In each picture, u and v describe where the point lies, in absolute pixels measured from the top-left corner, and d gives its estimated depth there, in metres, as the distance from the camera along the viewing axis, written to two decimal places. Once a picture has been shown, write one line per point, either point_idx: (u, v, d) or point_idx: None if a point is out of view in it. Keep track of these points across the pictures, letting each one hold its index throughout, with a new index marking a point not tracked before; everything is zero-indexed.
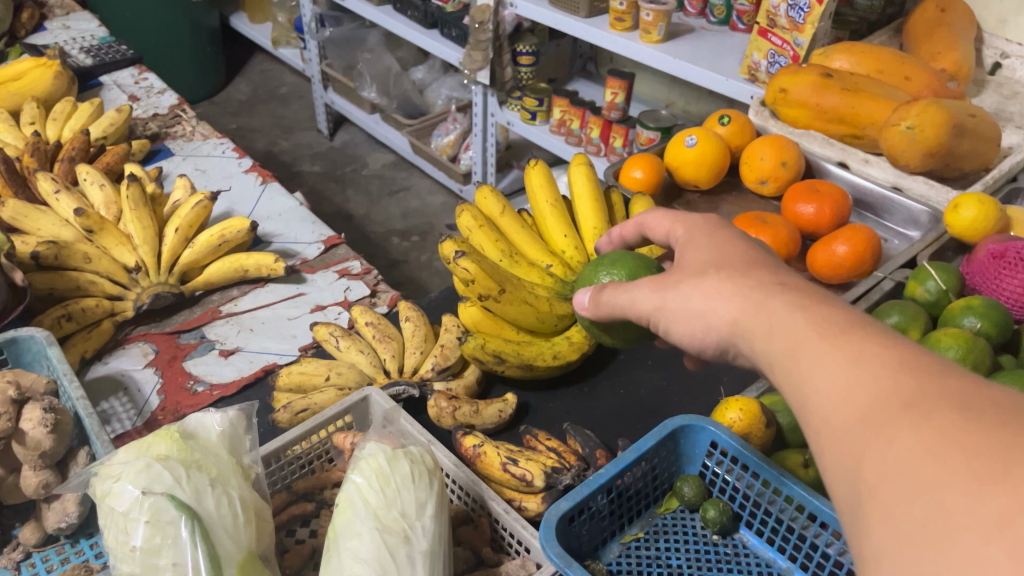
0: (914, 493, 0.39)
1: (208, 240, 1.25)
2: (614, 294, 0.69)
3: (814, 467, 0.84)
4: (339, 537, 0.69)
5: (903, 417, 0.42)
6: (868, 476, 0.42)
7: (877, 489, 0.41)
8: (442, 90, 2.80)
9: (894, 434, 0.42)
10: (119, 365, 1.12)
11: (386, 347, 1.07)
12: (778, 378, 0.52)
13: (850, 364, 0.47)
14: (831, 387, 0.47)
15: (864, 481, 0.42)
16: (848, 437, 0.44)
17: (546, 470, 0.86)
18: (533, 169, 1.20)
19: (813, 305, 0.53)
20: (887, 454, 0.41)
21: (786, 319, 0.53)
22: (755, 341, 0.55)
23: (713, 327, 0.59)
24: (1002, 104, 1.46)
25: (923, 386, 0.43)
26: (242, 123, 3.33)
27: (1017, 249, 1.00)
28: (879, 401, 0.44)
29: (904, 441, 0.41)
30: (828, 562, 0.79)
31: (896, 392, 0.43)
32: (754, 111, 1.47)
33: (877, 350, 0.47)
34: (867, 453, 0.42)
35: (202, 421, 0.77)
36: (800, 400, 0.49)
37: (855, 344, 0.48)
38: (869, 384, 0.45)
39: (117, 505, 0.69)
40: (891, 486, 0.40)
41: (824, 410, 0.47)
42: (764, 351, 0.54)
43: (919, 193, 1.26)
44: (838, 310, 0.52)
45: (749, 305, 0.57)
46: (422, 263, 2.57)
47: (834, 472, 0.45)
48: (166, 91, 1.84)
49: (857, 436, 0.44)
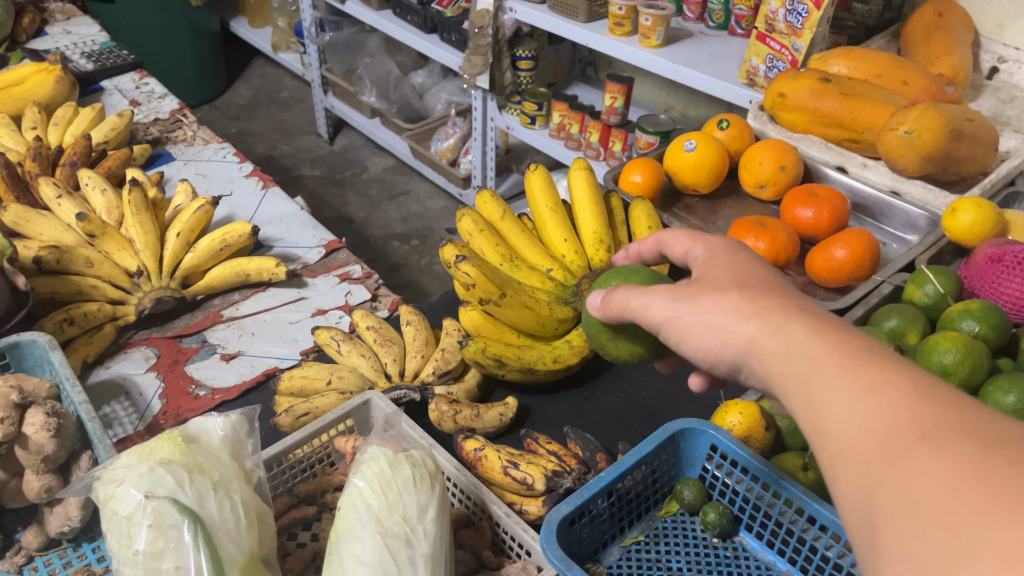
0: (932, 525, 0.38)
1: (209, 245, 1.25)
2: (621, 298, 0.67)
3: (813, 470, 0.85)
4: (341, 540, 0.69)
5: (921, 447, 0.41)
6: (885, 505, 0.41)
7: (894, 520, 0.40)
8: (442, 94, 2.81)
9: (912, 464, 0.41)
10: (120, 370, 1.13)
11: (387, 351, 1.07)
12: (789, 398, 0.51)
13: (866, 389, 0.46)
14: (845, 412, 0.46)
15: (881, 509, 0.41)
16: (864, 464, 0.44)
17: (547, 474, 0.87)
18: (533, 173, 1.21)
19: (826, 324, 0.53)
20: (904, 484, 0.41)
21: (798, 337, 0.52)
22: (764, 358, 0.54)
23: (731, 343, 0.56)
24: (1000, 109, 1.47)
25: (942, 417, 0.42)
26: (242, 127, 3.34)
27: (1014, 253, 1.00)
28: (896, 430, 0.43)
29: (923, 472, 0.40)
30: (827, 565, 0.80)
31: (913, 421, 0.43)
32: (752, 115, 1.48)
33: (894, 376, 0.46)
34: (884, 482, 0.42)
35: (204, 425, 0.78)
36: (812, 423, 0.48)
37: (872, 368, 0.47)
38: (886, 412, 0.44)
39: (121, 509, 0.69)
40: (909, 518, 0.39)
41: (838, 434, 0.46)
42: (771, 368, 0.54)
43: (917, 198, 1.27)
44: (854, 333, 0.52)
45: (768, 325, 0.54)
46: (422, 267, 2.57)
47: (848, 499, 0.44)
48: (167, 96, 1.85)
49: (873, 464, 0.43)
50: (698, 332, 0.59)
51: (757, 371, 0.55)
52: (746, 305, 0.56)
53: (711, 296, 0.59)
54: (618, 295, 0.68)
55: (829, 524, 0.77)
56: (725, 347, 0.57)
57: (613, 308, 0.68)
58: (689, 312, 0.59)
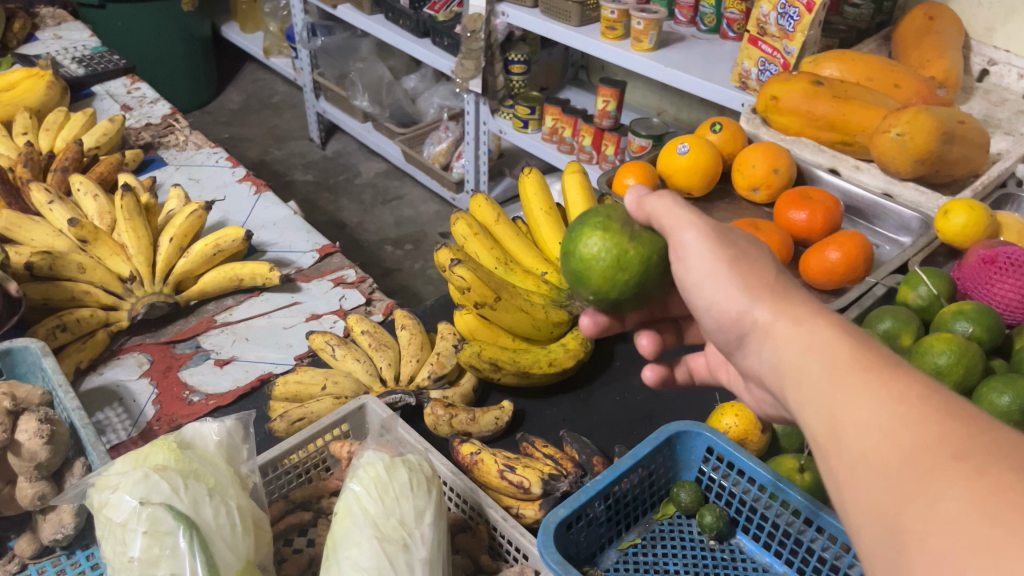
0: (964, 551, 0.36)
1: (203, 250, 1.25)
2: (663, 207, 0.68)
3: (810, 472, 0.85)
4: (339, 545, 0.69)
5: (952, 466, 0.40)
6: (912, 526, 0.40)
7: (922, 541, 0.39)
8: (435, 98, 2.78)
9: (943, 484, 0.40)
10: (114, 376, 1.12)
11: (383, 356, 1.07)
12: (809, 406, 0.50)
13: (894, 402, 0.45)
14: (871, 423, 0.45)
15: (907, 529, 0.40)
16: (889, 480, 0.42)
17: (543, 478, 0.86)
18: (526, 176, 1.21)
19: (855, 334, 0.52)
20: (934, 505, 0.39)
21: (825, 339, 0.52)
22: (786, 353, 0.54)
23: (752, 316, 0.58)
24: (991, 111, 1.48)
25: (974, 437, 0.41)
26: (234, 132, 3.33)
27: (1006, 255, 1.01)
28: (926, 446, 0.42)
29: (955, 494, 0.39)
30: (824, 566, 0.80)
31: (942, 440, 0.42)
32: (746, 118, 1.48)
33: (924, 392, 0.45)
34: (911, 500, 0.41)
35: (199, 430, 0.78)
36: (834, 432, 0.47)
37: (900, 382, 0.46)
38: (915, 427, 0.43)
39: (115, 516, 0.69)
40: (939, 541, 0.38)
41: (862, 444, 0.45)
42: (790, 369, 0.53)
43: (909, 200, 1.28)
44: (878, 346, 0.51)
45: (788, 315, 0.56)
46: (416, 271, 2.57)
47: (869, 515, 0.43)
48: (159, 101, 1.84)
49: (899, 480, 0.42)
50: (707, 288, 0.63)
51: (767, 362, 0.57)
52: (779, 289, 0.59)
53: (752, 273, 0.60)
54: (662, 203, 0.68)
55: (824, 525, 0.77)
56: (741, 314, 0.59)
57: (654, 210, 0.69)
58: (713, 273, 0.62)
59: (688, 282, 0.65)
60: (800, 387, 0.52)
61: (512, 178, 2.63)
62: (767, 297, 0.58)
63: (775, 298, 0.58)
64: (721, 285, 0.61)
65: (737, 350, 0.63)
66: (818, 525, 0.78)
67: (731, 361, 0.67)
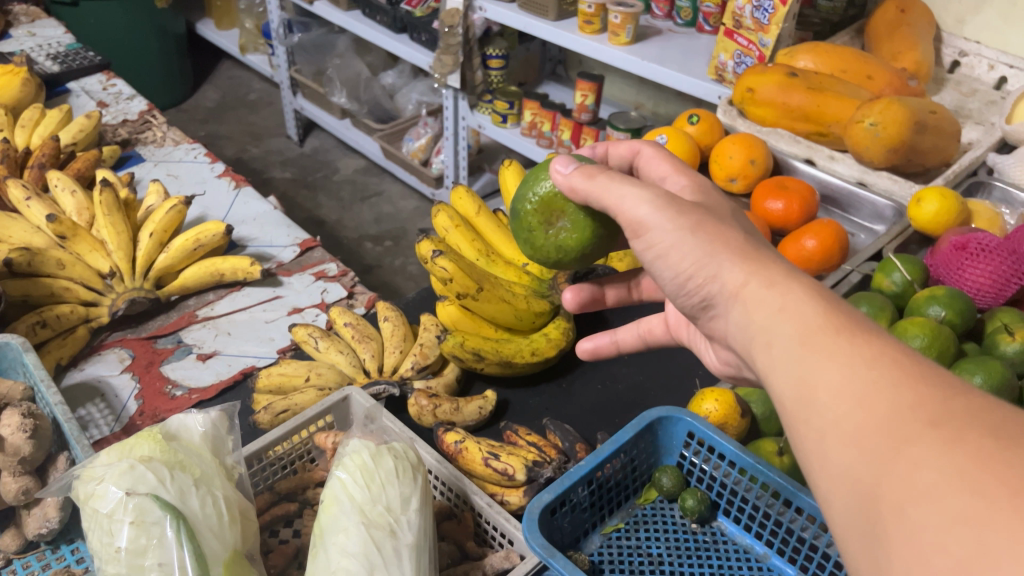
0: (946, 522, 0.37)
1: (182, 245, 1.24)
2: (602, 183, 0.68)
3: (789, 455, 0.87)
4: (325, 533, 0.69)
5: (928, 434, 0.41)
6: (889, 496, 0.41)
7: (902, 513, 0.40)
8: (413, 94, 2.80)
9: (919, 452, 0.41)
10: (95, 372, 1.11)
11: (366, 347, 1.07)
12: (781, 371, 0.51)
13: (867, 368, 0.46)
14: (844, 390, 0.46)
15: (885, 499, 0.41)
16: (864, 448, 0.43)
17: (527, 464, 0.87)
18: (507, 168, 1.22)
19: (827, 298, 0.53)
20: (911, 475, 0.40)
21: (794, 299, 0.53)
22: (754, 314, 0.55)
23: (722, 281, 0.58)
24: (961, 102, 1.51)
25: (947, 404, 0.42)
26: (211, 130, 3.31)
27: (977, 241, 1.03)
28: (901, 414, 0.43)
29: (932, 464, 0.40)
30: (802, 546, 0.82)
31: (916, 407, 0.43)
32: (722, 109, 1.50)
33: (896, 358, 0.46)
34: (888, 470, 0.42)
35: (184, 422, 0.78)
36: (806, 399, 0.48)
37: (871, 347, 0.47)
38: (889, 393, 0.44)
39: (101, 507, 0.69)
40: (918, 512, 0.39)
41: (836, 411, 0.46)
42: (761, 334, 0.54)
43: (883, 188, 1.30)
44: (849, 309, 0.52)
45: (762, 276, 0.56)
46: (396, 268, 2.57)
47: (845, 482, 0.44)
48: (135, 97, 1.83)
49: (876, 449, 0.43)
50: (663, 261, 0.64)
51: (734, 320, 0.58)
52: (750, 253, 0.58)
53: (708, 239, 0.60)
54: (606, 177, 0.68)
55: (803, 505, 0.79)
56: (710, 279, 0.59)
57: (590, 191, 0.70)
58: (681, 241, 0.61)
59: (650, 257, 0.65)
60: (769, 348, 0.53)
61: (491, 173, 2.63)
62: (736, 260, 0.58)
63: (746, 261, 0.58)
64: (689, 252, 0.61)
65: (702, 313, 0.64)
66: (798, 506, 0.80)
67: (698, 325, 0.68)
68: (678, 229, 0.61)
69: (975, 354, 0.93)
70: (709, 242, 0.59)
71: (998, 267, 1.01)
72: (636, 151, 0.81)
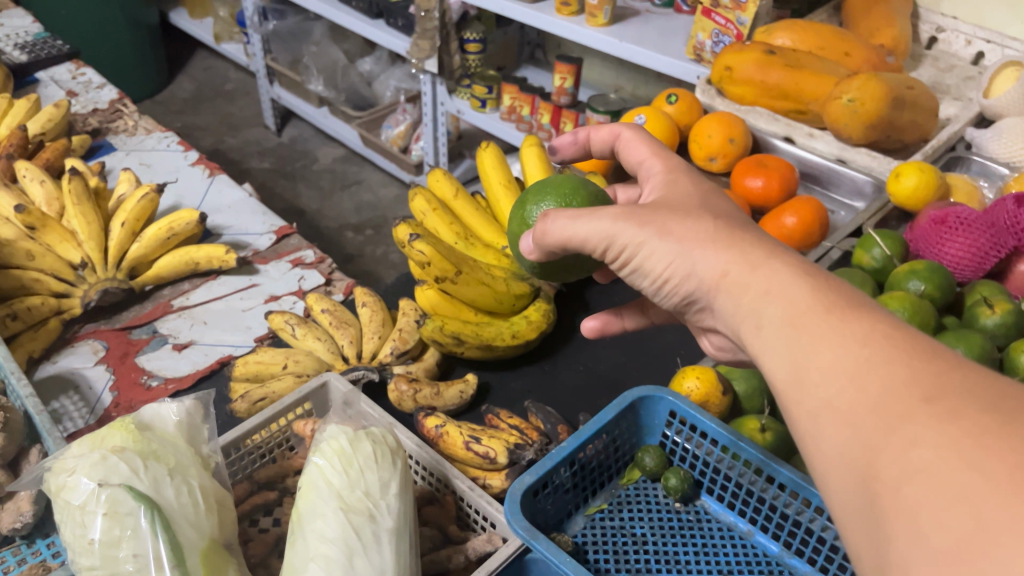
0: (942, 498, 0.37)
1: (156, 233, 1.22)
2: (563, 227, 0.64)
3: (771, 431, 0.86)
4: (303, 519, 0.68)
5: (924, 411, 0.40)
6: (885, 475, 0.40)
7: (897, 490, 0.39)
8: (391, 81, 2.78)
9: (913, 430, 0.40)
10: (69, 364, 1.09)
11: (344, 333, 1.06)
12: (772, 352, 0.51)
13: (859, 347, 0.46)
14: (836, 370, 0.45)
15: (881, 477, 0.41)
16: (859, 428, 0.43)
17: (509, 447, 0.87)
18: (484, 150, 1.20)
19: (814, 276, 0.52)
20: (905, 452, 0.40)
21: (780, 280, 0.52)
22: (738, 296, 0.54)
23: (696, 275, 0.57)
24: (939, 78, 1.52)
25: (941, 380, 0.42)
26: (187, 121, 3.27)
27: (956, 215, 1.03)
28: (894, 392, 0.42)
29: (927, 440, 0.39)
30: (787, 523, 0.81)
31: (910, 385, 0.42)
32: (701, 89, 1.49)
33: (889, 335, 0.46)
34: (883, 448, 0.41)
35: (157, 411, 0.77)
36: (799, 381, 0.48)
37: (863, 326, 0.47)
38: (882, 372, 0.44)
39: (73, 499, 0.68)
40: (914, 489, 0.38)
41: (829, 391, 0.45)
42: (746, 316, 0.53)
43: (862, 164, 1.30)
44: (839, 285, 0.51)
45: (743, 260, 0.55)
46: (378, 256, 2.55)
47: (841, 463, 0.44)
48: (105, 86, 1.80)
49: (870, 427, 0.42)
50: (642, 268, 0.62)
51: (718, 307, 0.57)
52: (723, 235, 0.57)
53: (683, 224, 0.59)
54: (555, 223, 0.65)
55: (784, 481, 0.79)
56: (683, 275, 0.58)
57: (553, 242, 0.65)
58: (649, 241, 0.60)
59: (627, 270, 0.64)
60: (758, 331, 0.52)
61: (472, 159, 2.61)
62: (709, 246, 0.57)
63: (719, 243, 0.57)
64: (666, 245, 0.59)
65: (689, 312, 0.63)
66: (781, 482, 0.80)
67: (688, 318, 0.66)
68: (647, 236, 0.60)
69: (956, 327, 0.93)
70: (685, 232, 0.59)
71: (976, 240, 1.01)
72: (614, 133, 0.79)
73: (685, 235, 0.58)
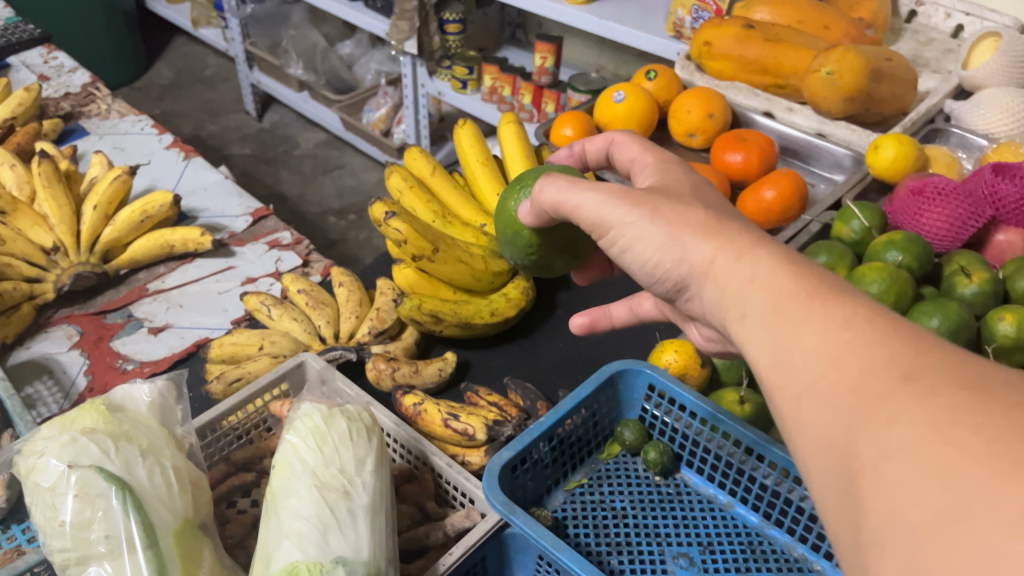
0: (921, 477, 0.34)
1: (129, 217, 1.21)
2: (554, 193, 0.63)
3: (750, 403, 0.86)
4: (277, 498, 0.67)
5: (902, 390, 0.37)
6: (863, 454, 0.37)
7: (876, 469, 0.36)
8: (371, 64, 2.76)
9: (893, 409, 0.37)
10: (42, 349, 1.08)
11: (321, 313, 1.05)
12: (754, 341, 0.48)
13: (840, 330, 0.43)
14: (818, 354, 0.42)
15: (860, 457, 0.37)
16: (839, 409, 0.40)
17: (487, 423, 0.86)
18: (461, 128, 1.19)
19: (798, 266, 0.49)
20: (885, 432, 0.37)
21: (765, 269, 0.49)
22: (726, 287, 0.51)
23: (687, 262, 0.55)
24: (919, 52, 1.51)
25: (923, 358, 0.39)
26: (166, 108, 3.23)
27: (934, 185, 1.04)
28: (875, 371, 0.39)
29: (906, 418, 0.36)
30: (765, 494, 0.82)
31: (891, 364, 0.39)
32: (680, 65, 1.48)
33: (871, 318, 0.43)
34: (862, 428, 0.38)
35: (129, 393, 0.76)
36: (781, 366, 0.45)
37: (846, 308, 0.44)
38: (862, 353, 0.41)
39: (43, 481, 0.67)
40: (893, 467, 0.35)
41: (810, 375, 0.42)
42: (734, 305, 0.50)
43: (841, 138, 1.30)
44: (825, 274, 0.48)
45: (730, 249, 0.52)
46: (362, 241, 2.54)
47: (821, 446, 0.41)
48: (78, 70, 1.77)
49: (850, 409, 0.39)
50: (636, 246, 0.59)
51: (710, 299, 0.53)
52: (713, 223, 0.55)
53: (675, 208, 0.57)
54: (552, 185, 0.64)
55: (763, 452, 0.79)
56: (678, 262, 0.55)
57: (545, 203, 0.65)
58: (637, 221, 0.58)
59: (616, 251, 0.62)
60: (743, 321, 0.49)
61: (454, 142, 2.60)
62: (699, 233, 0.55)
63: (707, 230, 0.55)
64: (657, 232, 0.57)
65: (679, 297, 0.60)
66: (760, 453, 0.80)
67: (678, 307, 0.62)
68: (638, 218, 0.58)
69: (934, 297, 0.93)
70: (675, 214, 0.57)
71: (954, 210, 1.01)
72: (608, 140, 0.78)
73: (675, 218, 0.56)
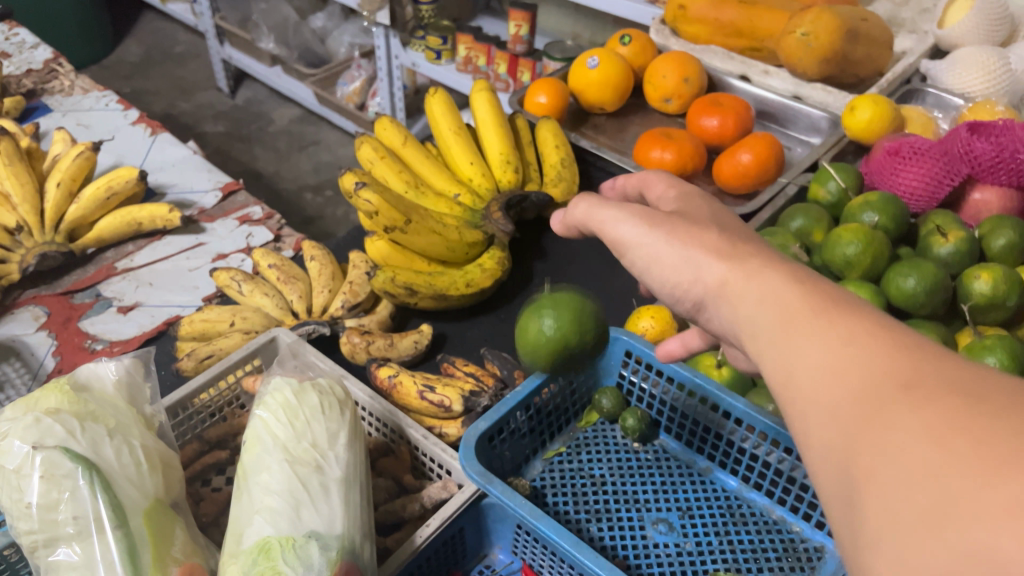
0: (912, 483, 0.31)
1: (94, 194, 1.18)
2: (585, 209, 0.60)
3: (727, 366, 0.85)
4: (248, 474, 0.66)
5: (901, 399, 0.34)
6: (859, 462, 0.34)
7: (870, 478, 0.33)
8: (344, 37, 2.72)
9: (891, 418, 0.34)
10: (8, 331, 1.06)
11: (292, 288, 1.03)
12: (761, 358, 0.44)
13: (843, 344, 0.39)
14: (820, 368, 0.39)
15: (855, 464, 0.34)
16: (838, 421, 0.36)
17: (464, 394, 0.85)
18: (432, 97, 1.17)
19: (806, 279, 0.45)
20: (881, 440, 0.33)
21: (772, 285, 0.45)
22: (736, 307, 0.47)
23: (702, 283, 0.50)
24: (894, 12, 1.50)
25: (926, 366, 0.35)
26: (136, 86, 3.18)
27: (909, 146, 1.03)
28: (877, 382, 0.36)
29: (902, 425, 0.33)
30: (743, 457, 0.81)
31: (892, 375, 0.36)
32: (654, 30, 1.46)
33: (876, 329, 0.39)
34: (858, 435, 0.35)
35: (94, 370, 0.74)
36: (785, 382, 0.41)
37: (853, 321, 0.40)
38: (865, 365, 0.37)
39: (7, 463, 0.65)
40: (886, 475, 0.32)
41: (812, 388, 0.39)
42: (744, 322, 0.46)
43: (817, 100, 1.28)
44: (836, 288, 0.44)
45: (743, 269, 0.48)
46: (339, 217, 2.51)
47: (820, 458, 0.37)
48: (40, 46, 1.73)
49: (849, 418, 0.36)
50: (653, 268, 0.53)
51: (725, 321, 0.49)
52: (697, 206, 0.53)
53: (691, 230, 0.52)
54: (581, 205, 0.60)
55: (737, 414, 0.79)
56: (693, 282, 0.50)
57: (576, 220, 0.61)
58: (652, 242, 0.53)
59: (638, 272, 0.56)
60: (752, 338, 0.45)
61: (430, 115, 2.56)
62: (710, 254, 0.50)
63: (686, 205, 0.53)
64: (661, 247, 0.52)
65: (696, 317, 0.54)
66: (738, 418, 0.79)
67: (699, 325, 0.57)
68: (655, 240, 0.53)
69: (909, 257, 0.93)
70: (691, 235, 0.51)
71: (931, 168, 1.00)
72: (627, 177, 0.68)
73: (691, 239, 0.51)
